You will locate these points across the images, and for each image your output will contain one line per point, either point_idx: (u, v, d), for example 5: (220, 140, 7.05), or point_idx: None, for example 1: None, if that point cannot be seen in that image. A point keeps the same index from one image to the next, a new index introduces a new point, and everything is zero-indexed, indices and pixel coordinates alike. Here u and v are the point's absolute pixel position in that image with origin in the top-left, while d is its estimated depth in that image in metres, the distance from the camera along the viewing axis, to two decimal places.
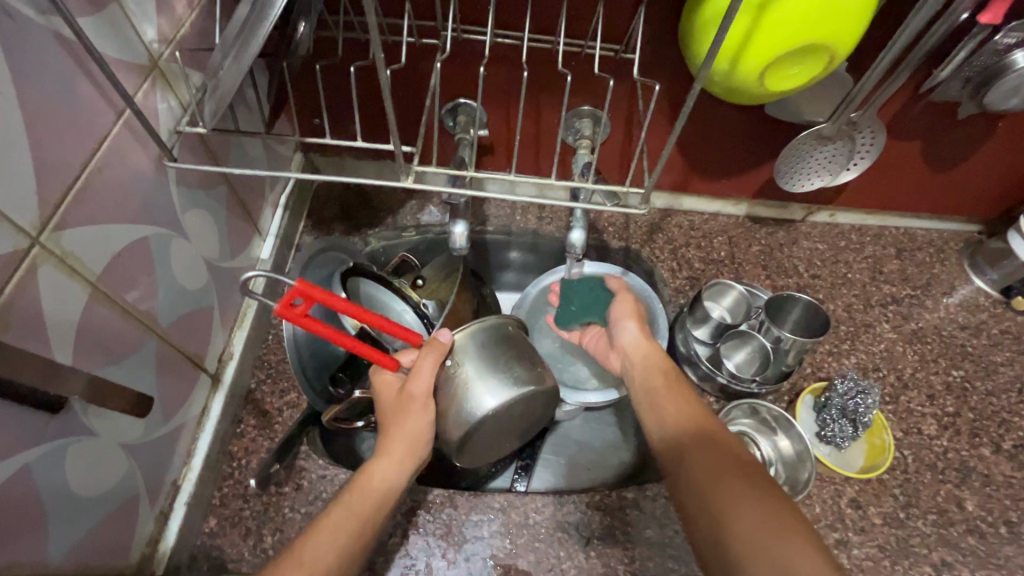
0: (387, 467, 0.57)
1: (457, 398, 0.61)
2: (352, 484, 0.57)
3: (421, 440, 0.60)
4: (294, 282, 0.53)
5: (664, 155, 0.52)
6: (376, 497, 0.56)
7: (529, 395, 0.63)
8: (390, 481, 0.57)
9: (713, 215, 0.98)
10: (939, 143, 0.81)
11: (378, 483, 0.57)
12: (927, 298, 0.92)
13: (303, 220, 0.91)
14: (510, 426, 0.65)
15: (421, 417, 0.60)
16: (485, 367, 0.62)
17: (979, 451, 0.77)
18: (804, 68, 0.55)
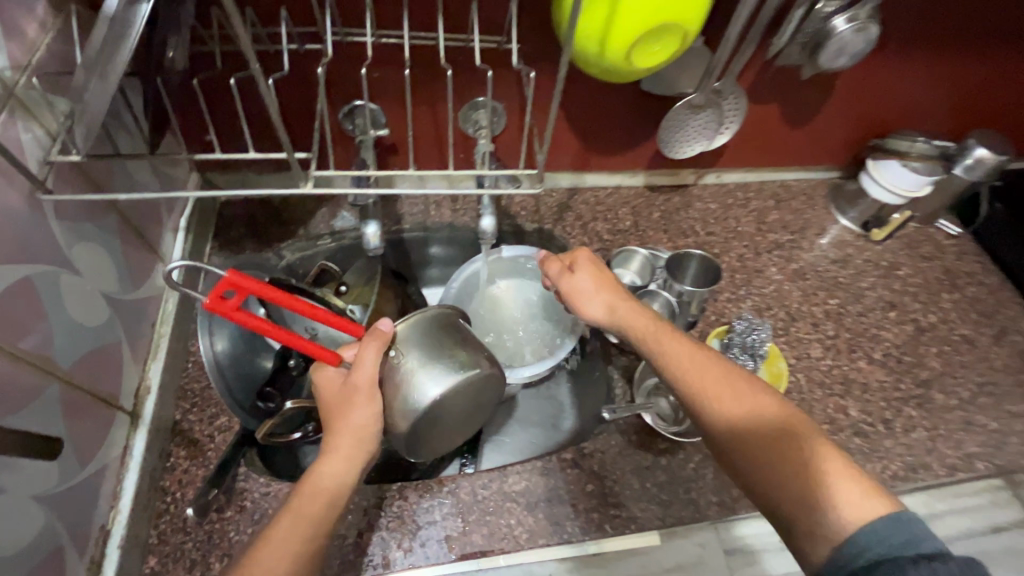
0: (335, 464, 0.58)
1: (401, 391, 0.62)
2: (301, 488, 0.56)
3: (368, 431, 0.61)
4: (226, 274, 0.53)
5: (549, 129, 0.55)
6: (328, 497, 0.56)
7: (472, 378, 0.65)
8: (339, 479, 0.57)
9: (615, 189, 1.05)
10: (793, 103, 0.92)
11: (326, 482, 0.57)
12: (803, 240, 1.05)
13: (210, 241, 0.88)
14: (459, 413, 0.68)
15: (367, 408, 0.60)
16: (426, 357, 0.63)
17: (856, 363, 0.90)
18: (665, 47, 0.61)
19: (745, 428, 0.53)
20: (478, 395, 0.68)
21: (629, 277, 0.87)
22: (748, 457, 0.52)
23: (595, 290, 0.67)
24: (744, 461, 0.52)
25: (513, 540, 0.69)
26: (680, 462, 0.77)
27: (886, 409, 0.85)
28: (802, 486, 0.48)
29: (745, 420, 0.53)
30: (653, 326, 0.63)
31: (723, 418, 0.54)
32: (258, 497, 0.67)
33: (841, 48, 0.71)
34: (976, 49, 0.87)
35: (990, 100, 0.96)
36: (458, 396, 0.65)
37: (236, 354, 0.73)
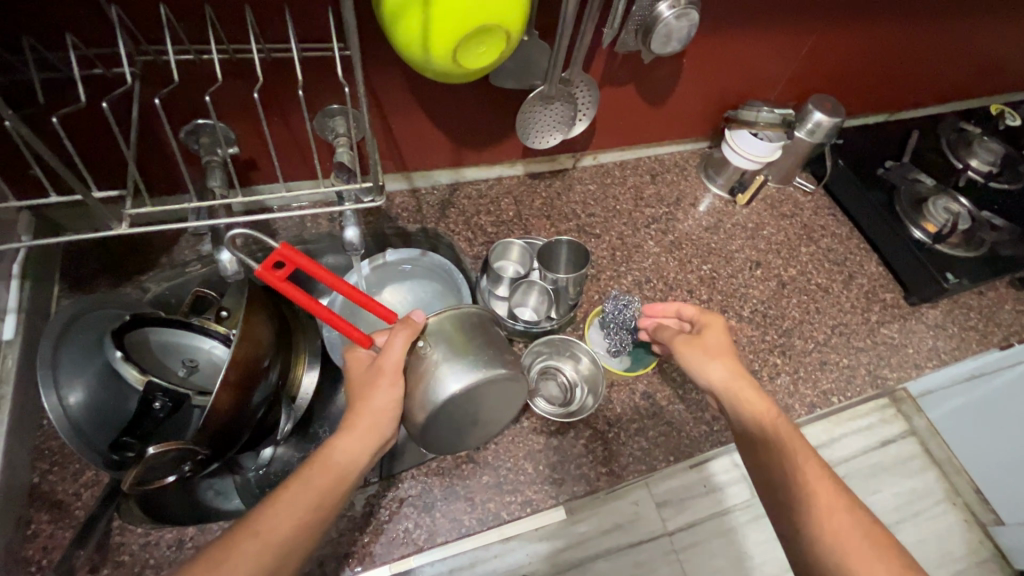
0: (351, 442, 0.59)
1: (424, 380, 0.62)
2: (316, 461, 0.58)
3: (386, 414, 0.62)
4: (278, 246, 0.57)
5: (359, 94, 0.55)
6: (336, 473, 0.58)
7: (494, 378, 0.64)
8: (350, 457, 0.59)
9: (497, 180, 1.06)
10: (648, 84, 0.96)
11: (336, 458, 0.58)
12: (678, 211, 1.11)
13: (57, 283, 0.81)
14: (482, 411, 0.67)
15: (390, 393, 0.61)
16: (452, 352, 0.63)
17: (728, 323, 0.97)
18: (490, 49, 0.62)
19: (822, 501, 0.55)
20: (499, 393, 0.67)
21: (512, 267, 0.90)
22: (804, 507, 0.56)
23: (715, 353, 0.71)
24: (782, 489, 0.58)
25: (411, 543, 0.71)
26: (571, 440, 0.81)
27: (754, 361, 0.93)
28: (850, 542, 0.52)
29: (827, 492, 0.56)
30: (766, 405, 0.65)
31: (798, 481, 0.57)
32: (137, 549, 0.66)
33: (668, 34, 0.75)
34: (801, 23, 0.94)
35: (821, 67, 1.05)
36: (479, 394, 0.64)
37: (100, 403, 0.69)
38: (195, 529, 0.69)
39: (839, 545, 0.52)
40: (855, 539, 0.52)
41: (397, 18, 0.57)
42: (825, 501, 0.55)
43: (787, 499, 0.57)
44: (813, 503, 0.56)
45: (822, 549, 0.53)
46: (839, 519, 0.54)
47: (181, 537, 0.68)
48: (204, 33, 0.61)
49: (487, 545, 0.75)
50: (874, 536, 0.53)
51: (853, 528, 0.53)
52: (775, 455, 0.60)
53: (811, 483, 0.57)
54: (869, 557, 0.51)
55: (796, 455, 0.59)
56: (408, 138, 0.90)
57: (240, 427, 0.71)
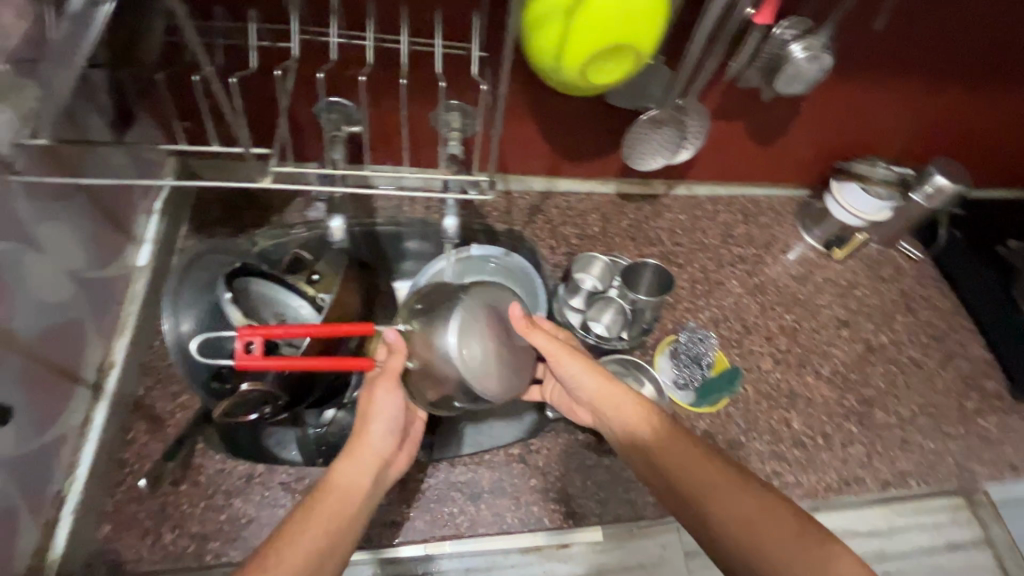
0: (353, 463, 0.59)
1: (431, 349, 0.56)
2: (322, 488, 0.57)
3: (385, 438, 0.62)
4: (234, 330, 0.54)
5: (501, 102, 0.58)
6: (345, 494, 0.57)
7: (475, 305, 0.58)
8: (356, 480, 0.58)
9: (588, 195, 1.07)
10: (760, 122, 0.94)
11: (344, 480, 0.58)
12: (767, 255, 1.07)
13: (186, 224, 0.90)
14: (502, 347, 0.58)
15: (389, 412, 0.61)
16: (429, 318, 0.58)
17: (804, 378, 0.93)
18: (618, 66, 0.64)
19: (727, 502, 0.57)
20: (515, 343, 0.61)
21: (591, 282, 0.90)
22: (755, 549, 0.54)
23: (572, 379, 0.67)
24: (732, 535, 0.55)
25: (453, 527, 0.73)
26: (622, 461, 0.80)
27: (827, 423, 0.89)
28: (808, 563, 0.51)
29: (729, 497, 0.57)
30: (660, 431, 0.64)
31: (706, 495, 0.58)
32: (213, 473, 0.71)
33: (796, 75, 0.74)
34: (936, 82, 0.90)
35: (950, 131, 1.00)
36: (479, 330, 0.57)
37: (202, 334, 0.75)
38: (263, 467, 0.73)
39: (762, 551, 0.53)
40: (761, 530, 0.54)
41: (536, 26, 0.61)
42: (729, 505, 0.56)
43: (738, 545, 0.55)
44: (723, 511, 0.56)
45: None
46: (749, 518, 0.55)
47: (251, 472, 0.72)
48: (361, 21, 0.67)
49: (508, 552, 0.75)
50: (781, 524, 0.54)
51: (762, 520, 0.55)
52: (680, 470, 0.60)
53: (714, 488, 0.58)
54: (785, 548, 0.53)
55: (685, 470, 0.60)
56: (513, 142, 0.93)
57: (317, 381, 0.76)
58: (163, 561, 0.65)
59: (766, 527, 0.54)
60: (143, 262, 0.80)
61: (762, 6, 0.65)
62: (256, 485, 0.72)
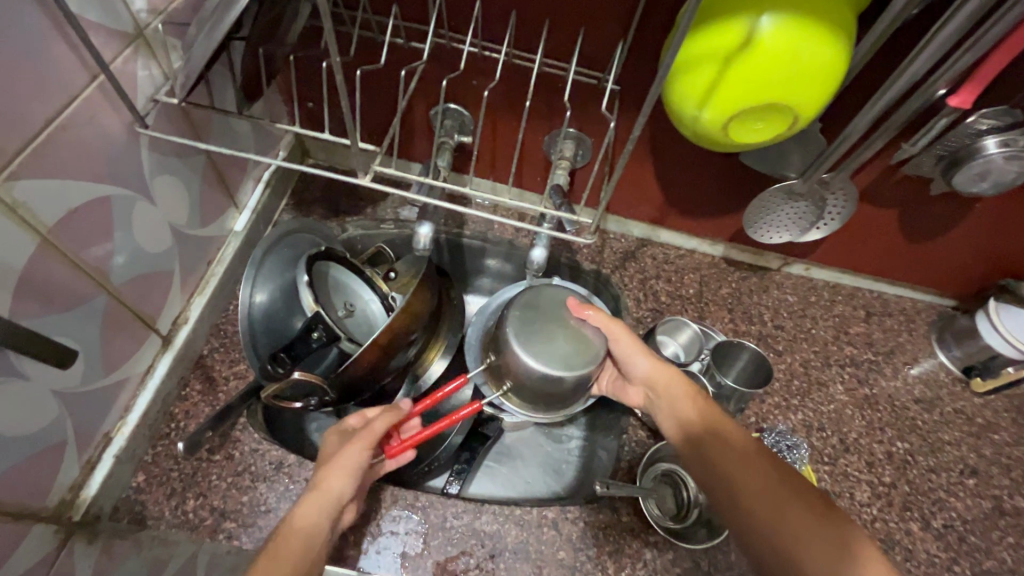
0: (310, 502, 0.54)
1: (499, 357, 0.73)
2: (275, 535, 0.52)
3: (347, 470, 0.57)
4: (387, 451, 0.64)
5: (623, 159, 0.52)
6: (297, 538, 0.51)
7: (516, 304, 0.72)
8: (308, 522, 0.52)
9: (689, 252, 0.98)
10: (915, 214, 0.81)
11: (297, 522, 0.52)
12: (887, 365, 0.92)
13: (286, 198, 0.93)
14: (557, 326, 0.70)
15: (343, 464, 0.56)
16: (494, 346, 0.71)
17: (907, 525, 0.78)
18: (768, 126, 0.56)
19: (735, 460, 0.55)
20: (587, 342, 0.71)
21: (672, 349, 0.81)
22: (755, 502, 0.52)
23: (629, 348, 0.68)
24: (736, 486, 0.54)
25: None
26: (667, 560, 0.70)
27: None
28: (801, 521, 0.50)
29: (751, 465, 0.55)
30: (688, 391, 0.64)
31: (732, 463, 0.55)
32: (247, 451, 0.71)
33: (984, 172, 0.62)
34: None
35: None
36: (528, 317, 0.70)
37: (273, 310, 0.76)
38: (295, 458, 0.71)
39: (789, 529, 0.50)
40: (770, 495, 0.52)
41: (682, 69, 0.54)
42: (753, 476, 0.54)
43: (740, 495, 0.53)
44: (743, 487, 0.53)
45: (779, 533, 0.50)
46: (771, 493, 0.52)
47: (282, 460, 0.71)
48: (498, 32, 0.65)
49: None
50: (809, 501, 0.51)
51: (781, 498, 0.52)
52: (714, 440, 0.58)
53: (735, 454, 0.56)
54: (803, 522, 0.50)
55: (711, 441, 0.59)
56: (623, 181, 0.87)
57: (368, 384, 0.74)
58: (179, 527, 0.65)
59: (788, 502, 0.51)
60: (240, 228, 0.82)
61: (960, 89, 0.57)
62: (283, 475, 0.70)
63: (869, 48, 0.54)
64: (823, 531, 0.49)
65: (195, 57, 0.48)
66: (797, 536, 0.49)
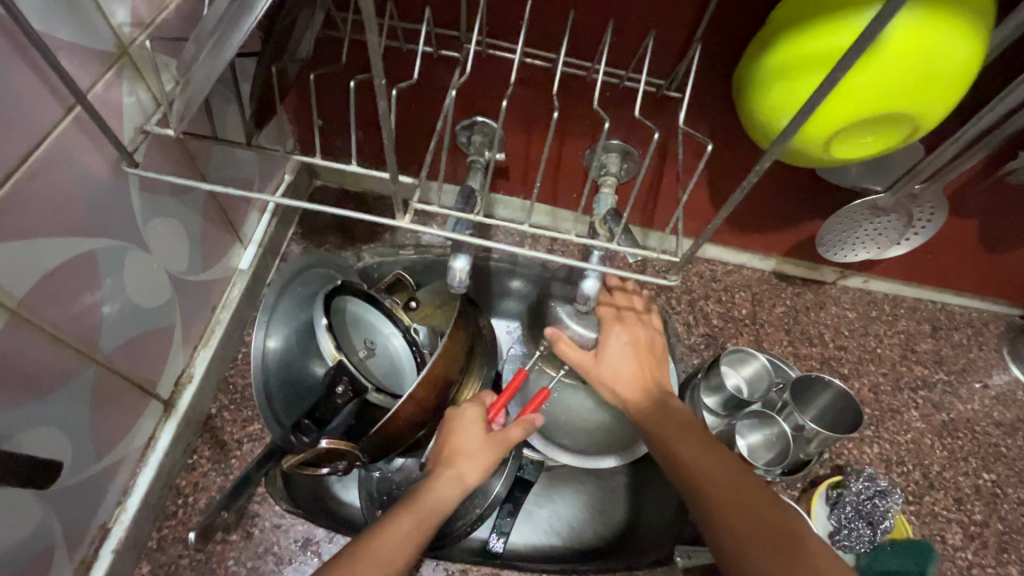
0: (448, 486, 0.53)
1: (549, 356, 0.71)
2: (409, 500, 0.52)
3: (477, 451, 0.55)
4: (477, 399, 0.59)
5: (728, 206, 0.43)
6: (425, 518, 0.51)
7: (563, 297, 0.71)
8: (440, 505, 0.52)
9: (738, 267, 0.90)
10: (998, 223, 0.74)
11: (432, 504, 0.52)
12: (961, 385, 0.84)
13: (294, 226, 0.83)
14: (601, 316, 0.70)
15: (483, 459, 0.55)
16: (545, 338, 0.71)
17: (1005, 569, 0.70)
18: (878, 138, 0.48)
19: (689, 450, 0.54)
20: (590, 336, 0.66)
21: (734, 381, 0.74)
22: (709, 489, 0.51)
23: (621, 345, 0.64)
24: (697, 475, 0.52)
25: None
26: None
27: None
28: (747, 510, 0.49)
29: (714, 450, 0.54)
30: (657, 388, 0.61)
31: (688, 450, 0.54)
32: (268, 528, 0.62)
33: None
34: None
35: None
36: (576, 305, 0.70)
37: (289, 361, 0.67)
38: (324, 533, 0.62)
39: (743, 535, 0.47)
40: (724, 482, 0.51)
41: (781, 77, 0.45)
42: (713, 460, 0.53)
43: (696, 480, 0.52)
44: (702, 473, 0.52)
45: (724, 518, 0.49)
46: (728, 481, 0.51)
47: (309, 536, 0.62)
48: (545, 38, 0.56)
49: None
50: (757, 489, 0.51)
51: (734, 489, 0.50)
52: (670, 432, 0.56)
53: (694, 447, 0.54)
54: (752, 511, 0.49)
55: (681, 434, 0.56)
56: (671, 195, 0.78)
57: (402, 445, 0.65)
58: None
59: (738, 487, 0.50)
60: (246, 265, 0.72)
61: None
62: (312, 554, 0.61)
63: (1010, 33, 0.47)
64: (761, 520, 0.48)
65: (195, 82, 0.39)
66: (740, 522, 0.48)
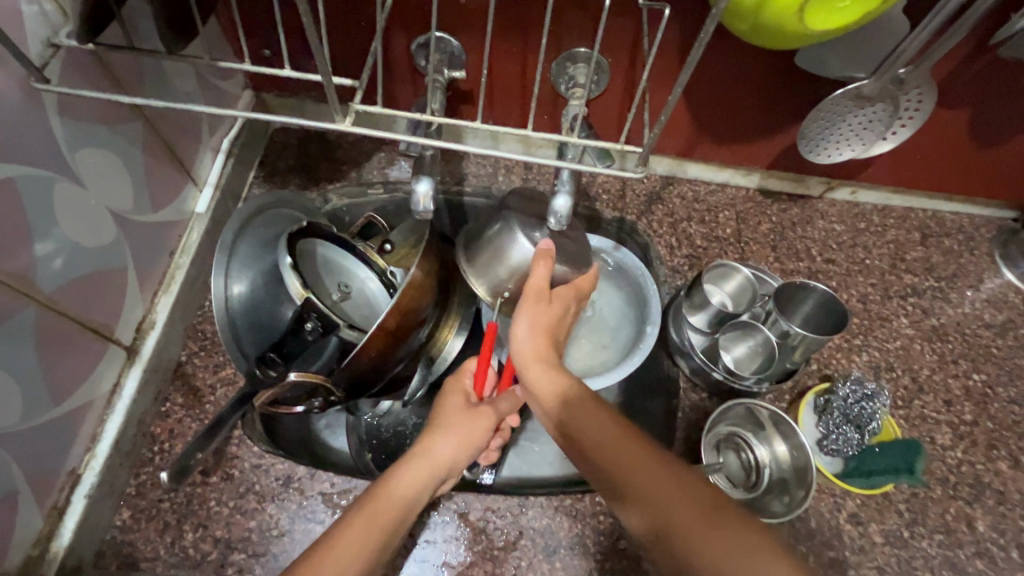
0: (417, 468, 0.50)
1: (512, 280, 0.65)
2: (370, 491, 0.47)
3: (461, 425, 0.54)
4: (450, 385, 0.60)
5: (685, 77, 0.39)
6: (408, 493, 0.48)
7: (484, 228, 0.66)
8: (409, 490, 0.48)
9: (721, 186, 0.86)
10: (990, 112, 0.70)
11: (400, 489, 0.48)
12: (951, 291, 0.82)
13: (255, 170, 0.79)
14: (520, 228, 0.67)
15: (461, 432, 0.54)
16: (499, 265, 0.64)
17: (995, 465, 0.70)
18: (856, 2, 0.44)
19: (587, 430, 0.47)
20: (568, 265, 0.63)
21: (719, 298, 0.72)
22: (600, 459, 0.44)
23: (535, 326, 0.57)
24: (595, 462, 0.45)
25: None
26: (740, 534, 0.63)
27: None
28: (640, 478, 0.41)
29: (596, 418, 0.47)
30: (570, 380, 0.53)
31: (592, 431, 0.46)
32: (247, 469, 0.61)
33: None
34: None
35: None
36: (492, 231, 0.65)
37: (256, 304, 0.63)
38: (306, 470, 0.61)
39: (671, 512, 0.38)
40: (616, 455, 0.43)
41: None
42: (597, 432, 0.46)
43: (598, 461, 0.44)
44: (588, 439, 0.46)
45: (627, 486, 0.41)
46: (613, 445, 0.44)
47: (291, 474, 0.62)
48: None
49: None
50: (638, 452, 0.43)
51: (625, 460, 0.43)
52: (583, 415, 0.48)
53: (592, 424, 0.47)
54: (644, 480, 0.41)
55: (558, 407, 0.51)
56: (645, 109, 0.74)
57: (380, 377, 0.63)
58: (180, 566, 0.56)
59: (629, 450, 0.43)
60: (203, 209, 0.69)
61: None
62: (294, 491, 0.61)
63: None
64: (656, 482, 0.40)
65: None
66: (642, 492, 0.40)
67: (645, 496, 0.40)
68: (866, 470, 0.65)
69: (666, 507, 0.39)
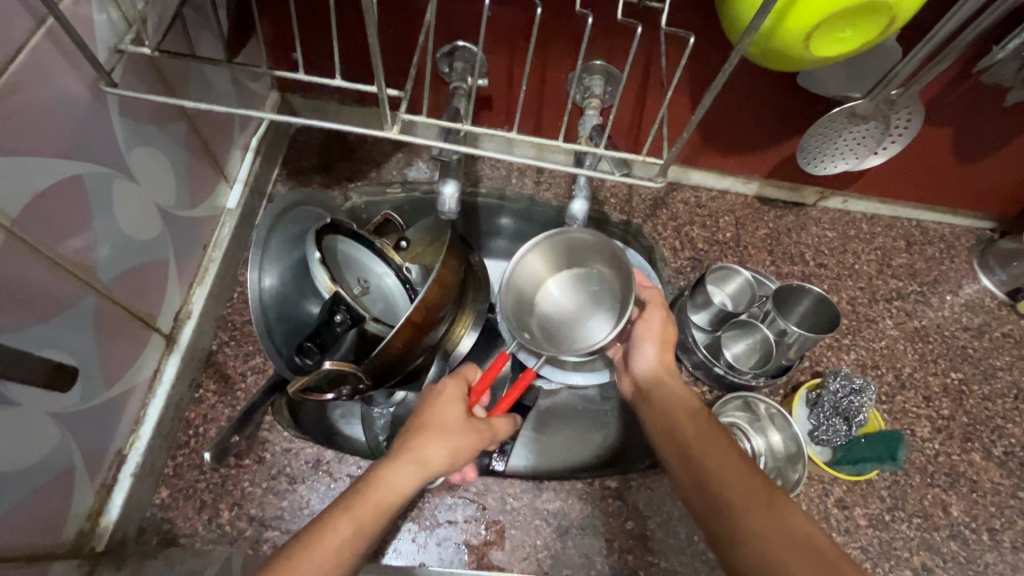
0: (406, 469, 0.49)
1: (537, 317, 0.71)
2: (357, 488, 0.48)
3: (453, 429, 0.54)
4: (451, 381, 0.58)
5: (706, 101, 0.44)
6: (377, 510, 0.47)
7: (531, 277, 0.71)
8: (398, 491, 0.48)
9: (722, 193, 0.91)
10: (972, 130, 0.76)
11: (386, 491, 0.48)
12: (932, 295, 0.88)
13: (279, 167, 0.82)
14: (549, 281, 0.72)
15: (452, 441, 0.52)
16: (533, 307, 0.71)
17: (970, 456, 0.76)
18: (857, 32, 0.48)
19: (701, 449, 0.53)
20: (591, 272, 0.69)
21: (720, 298, 0.77)
22: (705, 473, 0.51)
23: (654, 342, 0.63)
24: (699, 478, 0.51)
25: (535, 563, 0.66)
26: None
27: (996, 516, 0.73)
28: (741, 499, 0.47)
29: (717, 442, 0.53)
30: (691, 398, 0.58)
31: (706, 452, 0.52)
32: (278, 452, 0.64)
33: None
34: None
35: None
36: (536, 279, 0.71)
37: (285, 297, 0.67)
38: (333, 454, 0.65)
39: (758, 536, 0.44)
40: (720, 475, 0.50)
41: None
42: (711, 454, 0.52)
43: (704, 476, 0.50)
44: (701, 456, 0.52)
45: (723, 505, 0.48)
46: (724, 467, 0.50)
47: (319, 457, 0.65)
48: None
49: None
50: (750, 480, 0.49)
51: (730, 482, 0.49)
52: (694, 438, 0.54)
53: (708, 446, 0.53)
54: (742, 499, 0.47)
55: (687, 422, 0.56)
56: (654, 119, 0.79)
57: (402, 368, 0.66)
58: (217, 542, 0.59)
59: (735, 473, 0.49)
60: (233, 205, 0.72)
61: None
62: (323, 473, 0.64)
63: None
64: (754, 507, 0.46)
65: None
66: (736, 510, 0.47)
67: (742, 516, 0.46)
68: (854, 460, 0.70)
69: (747, 526, 0.45)
